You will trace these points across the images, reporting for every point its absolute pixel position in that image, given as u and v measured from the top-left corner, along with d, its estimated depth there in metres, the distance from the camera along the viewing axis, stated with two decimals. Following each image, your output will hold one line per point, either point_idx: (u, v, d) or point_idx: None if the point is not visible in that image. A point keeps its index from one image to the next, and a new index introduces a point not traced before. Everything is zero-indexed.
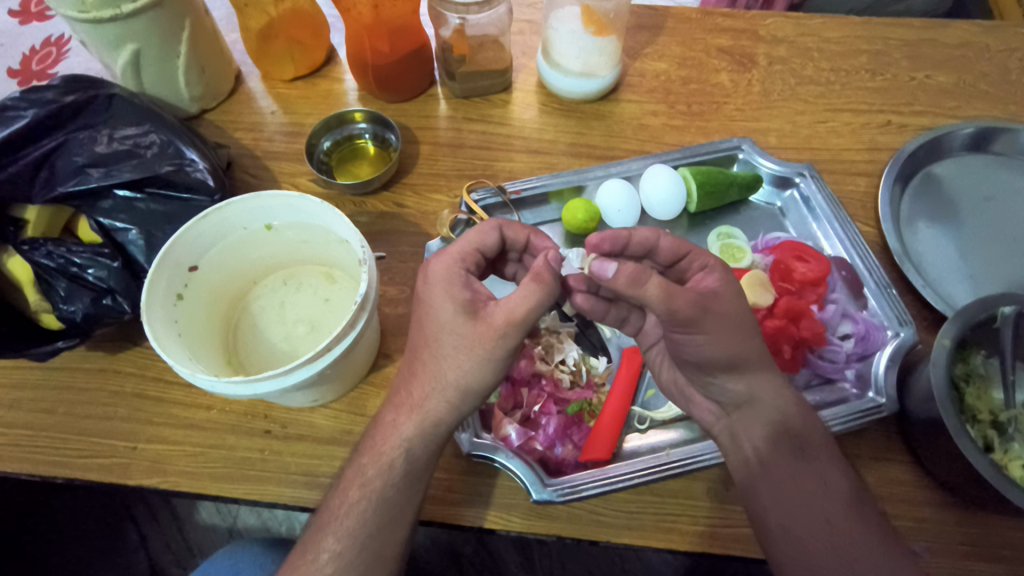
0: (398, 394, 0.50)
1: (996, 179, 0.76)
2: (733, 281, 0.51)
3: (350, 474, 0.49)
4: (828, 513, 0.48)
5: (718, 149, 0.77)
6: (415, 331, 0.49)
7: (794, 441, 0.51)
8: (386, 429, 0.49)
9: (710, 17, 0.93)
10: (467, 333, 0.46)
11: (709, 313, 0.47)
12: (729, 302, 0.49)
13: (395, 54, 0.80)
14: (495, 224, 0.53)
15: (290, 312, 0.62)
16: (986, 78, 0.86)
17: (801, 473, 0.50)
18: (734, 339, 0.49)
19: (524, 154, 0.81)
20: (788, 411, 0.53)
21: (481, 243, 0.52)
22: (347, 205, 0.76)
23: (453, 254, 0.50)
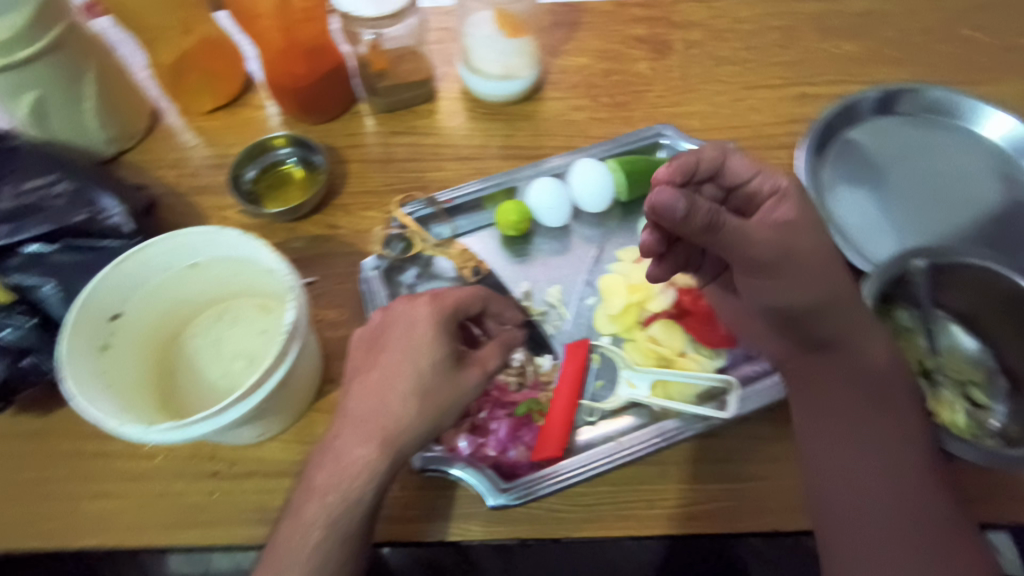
0: (356, 420, 0.48)
1: (905, 139, 0.79)
2: (804, 209, 0.54)
3: (309, 510, 0.46)
4: (889, 468, 0.51)
5: (641, 138, 0.78)
6: (390, 361, 0.49)
7: (877, 391, 0.53)
8: (355, 461, 0.47)
9: (623, 9, 0.95)
10: (451, 384, 0.50)
11: (785, 260, 0.53)
12: (809, 252, 0.53)
13: (314, 75, 0.78)
14: (481, 291, 0.56)
15: (227, 348, 0.60)
16: (890, 43, 0.90)
17: (872, 421, 0.53)
18: (814, 285, 0.53)
19: (453, 162, 0.81)
20: (874, 359, 0.54)
21: (462, 299, 0.54)
22: (280, 232, 0.75)
23: (445, 302, 0.52)
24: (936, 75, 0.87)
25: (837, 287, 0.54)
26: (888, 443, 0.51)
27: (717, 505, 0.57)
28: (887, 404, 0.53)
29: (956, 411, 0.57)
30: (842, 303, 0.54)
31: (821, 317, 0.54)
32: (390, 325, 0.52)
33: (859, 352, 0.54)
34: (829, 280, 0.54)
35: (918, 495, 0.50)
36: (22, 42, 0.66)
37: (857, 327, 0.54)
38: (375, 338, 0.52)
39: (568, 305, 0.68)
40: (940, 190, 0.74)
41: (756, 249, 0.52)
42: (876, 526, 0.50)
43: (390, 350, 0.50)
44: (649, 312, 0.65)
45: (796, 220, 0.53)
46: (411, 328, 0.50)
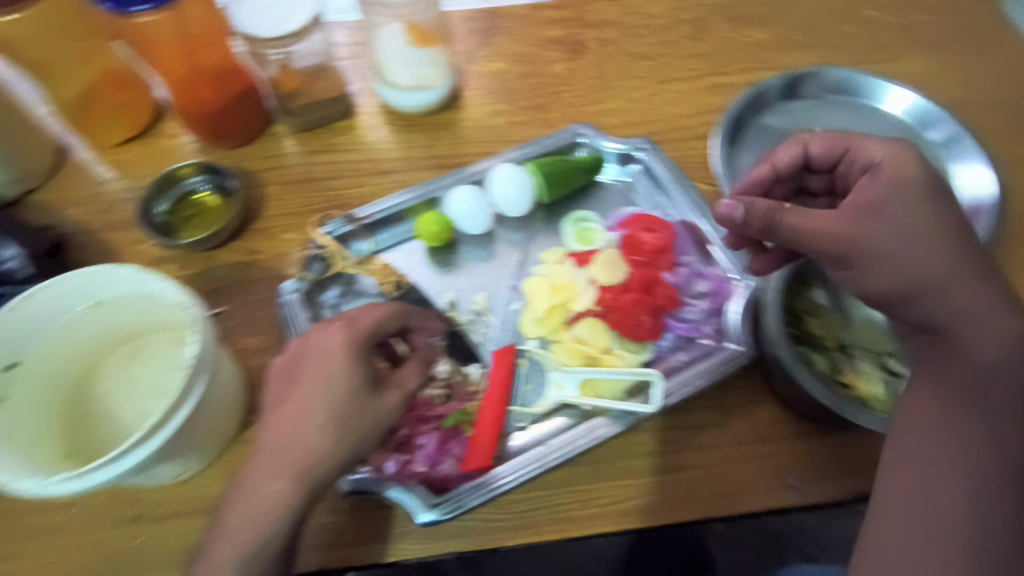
0: (268, 456, 0.47)
1: (813, 120, 0.80)
2: (902, 186, 0.52)
3: (221, 551, 0.45)
4: (978, 464, 0.46)
5: (559, 138, 0.78)
6: (305, 393, 0.48)
7: (983, 384, 0.49)
8: (269, 497, 0.45)
9: (538, 11, 0.95)
10: (368, 411, 0.49)
11: (914, 243, 0.50)
12: (941, 233, 0.51)
13: (220, 99, 0.76)
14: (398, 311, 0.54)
15: (144, 386, 0.58)
16: (797, 28, 0.92)
17: (964, 417, 0.48)
18: (917, 257, 0.50)
19: (375, 176, 0.80)
20: (978, 350, 0.49)
21: (377, 320, 0.52)
22: (198, 262, 0.73)
23: (359, 326, 0.51)
24: (842, 57, 0.89)
25: (973, 269, 0.50)
26: (968, 439, 0.47)
27: (652, 498, 0.57)
28: (990, 397, 0.48)
29: (874, 383, 0.59)
30: (959, 281, 0.50)
31: (930, 297, 0.50)
32: (304, 354, 0.50)
33: (980, 339, 0.49)
34: (975, 256, 0.51)
35: (983, 501, 0.45)
36: None
37: (964, 309, 0.50)
38: (290, 369, 0.50)
39: (494, 311, 0.67)
40: None
41: (887, 279, 0.51)
42: (934, 536, 0.45)
43: (305, 381, 0.48)
44: (575, 312, 0.65)
45: (889, 203, 0.51)
46: (325, 357, 0.49)
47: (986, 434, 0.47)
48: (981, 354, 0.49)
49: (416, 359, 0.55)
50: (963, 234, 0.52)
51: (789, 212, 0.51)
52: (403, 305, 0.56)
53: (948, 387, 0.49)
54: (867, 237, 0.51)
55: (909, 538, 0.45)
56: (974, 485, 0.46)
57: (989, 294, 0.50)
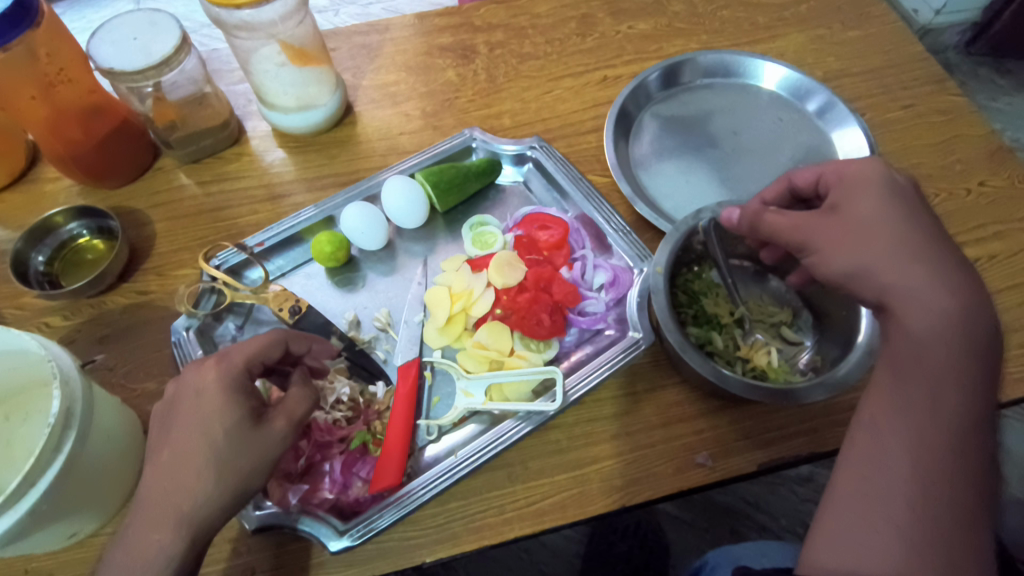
0: (147, 508, 0.45)
1: (696, 106, 0.82)
2: (863, 175, 0.48)
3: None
4: (937, 448, 0.39)
5: (451, 145, 0.78)
6: (180, 437, 0.47)
7: (946, 355, 0.40)
8: (147, 549, 0.44)
9: (425, 20, 0.95)
10: (250, 445, 0.47)
11: (864, 230, 0.45)
12: (878, 209, 0.45)
13: (93, 139, 0.74)
14: (280, 338, 0.54)
15: (17, 450, 0.54)
16: (679, 16, 0.94)
17: (923, 397, 0.40)
18: (862, 242, 0.44)
19: (269, 202, 0.78)
20: (929, 321, 0.41)
21: (258, 352, 0.51)
22: (85, 310, 0.70)
23: (234, 361, 0.50)
24: (723, 40, 0.92)
25: (914, 239, 0.43)
26: (925, 421, 0.39)
27: (567, 494, 0.57)
28: (951, 372, 0.40)
29: (770, 354, 0.60)
30: (900, 252, 0.43)
31: (872, 278, 0.44)
32: (179, 398, 0.49)
33: (931, 308, 0.41)
34: (917, 228, 0.44)
35: (945, 486, 0.38)
36: None
37: (910, 283, 0.42)
38: (166, 414, 0.49)
39: (397, 326, 0.66)
40: (736, 147, 0.79)
41: (838, 259, 0.46)
42: (874, 546, 0.37)
43: (179, 426, 0.47)
44: (475, 318, 0.65)
45: (850, 190, 0.47)
46: (198, 399, 0.48)
47: (947, 416, 0.39)
48: (933, 326, 0.41)
49: (307, 385, 0.54)
50: (911, 208, 0.45)
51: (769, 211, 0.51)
52: (284, 332, 0.55)
53: (905, 366, 0.41)
54: (820, 227, 0.47)
55: (853, 537, 0.38)
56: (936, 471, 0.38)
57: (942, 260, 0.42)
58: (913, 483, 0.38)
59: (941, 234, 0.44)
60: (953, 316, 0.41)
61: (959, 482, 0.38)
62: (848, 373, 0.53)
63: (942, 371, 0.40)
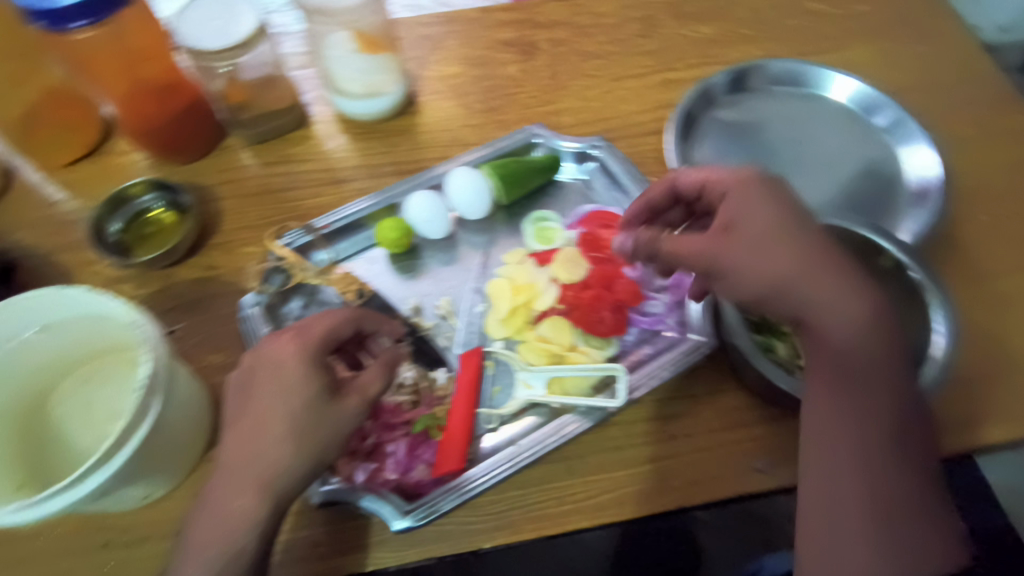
0: (231, 472, 0.47)
1: (763, 112, 0.83)
2: (751, 185, 0.51)
3: (189, 569, 0.45)
4: (873, 437, 0.46)
5: (515, 139, 0.79)
6: (261, 406, 0.48)
7: (864, 354, 0.47)
8: (234, 511, 0.46)
9: (489, 13, 0.95)
10: (326, 420, 0.49)
11: (776, 249, 0.47)
12: (780, 226, 0.48)
13: (168, 112, 0.75)
14: (354, 316, 0.55)
15: (99, 411, 0.57)
16: (744, 22, 0.94)
17: (854, 394, 0.47)
18: (763, 258, 0.47)
19: (333, 185, 0.79)
20: (845, 329, 0.47)
21: (334, 329, 0.52)
22: (155, 281, 0.72)
23: (312, 336, 0.51)
24: (786, 49, 0.92)
25: (821, 250, 0.47)
26: (864, 417, 0.47)
27: (624, 490, 0.58)
28: (868, 373, 0.47)
29: None
30: (811, 267, 0.46)
31: (790, 293, 0.47)
32: (258, 368, 0.50)
33: (849, 314, 0.46)
34: (820, 238, 0.48)
35: (889, 469, 0.46)
36: None
37: (824, 297, 0.46)
38: (245, 383, 0.50)
39: (458, 314, 0.67)
40: (801, 157, 0.79)
41: (751, 281, 0.47)
42: (846, 548, 0.45)
43: (259, 396, 0.49)
44: (538, 311, 0.66)
45: (745, 206, 0.49)
46: (277, 370, 0.49)
47: (874, 407, 0.47)
48: (851, 331, 0.47)
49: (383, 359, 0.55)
50: (797, 217, 0.49)
51: (666, 238, 0.52)
52: (355, 309, 0.56)
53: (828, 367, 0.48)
54: (727, 249, 0.48)
55: (828, 539, 0.46)
56: (878, 457, 0.46)
57: (841, 269, 0.47)
58: (863, 472, 0.46)
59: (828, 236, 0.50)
60: (865, 317, 0.47)
61: (897, 461, 0.46)
62: (932, 383, 0.54)
63: (863, 369, 0.47)
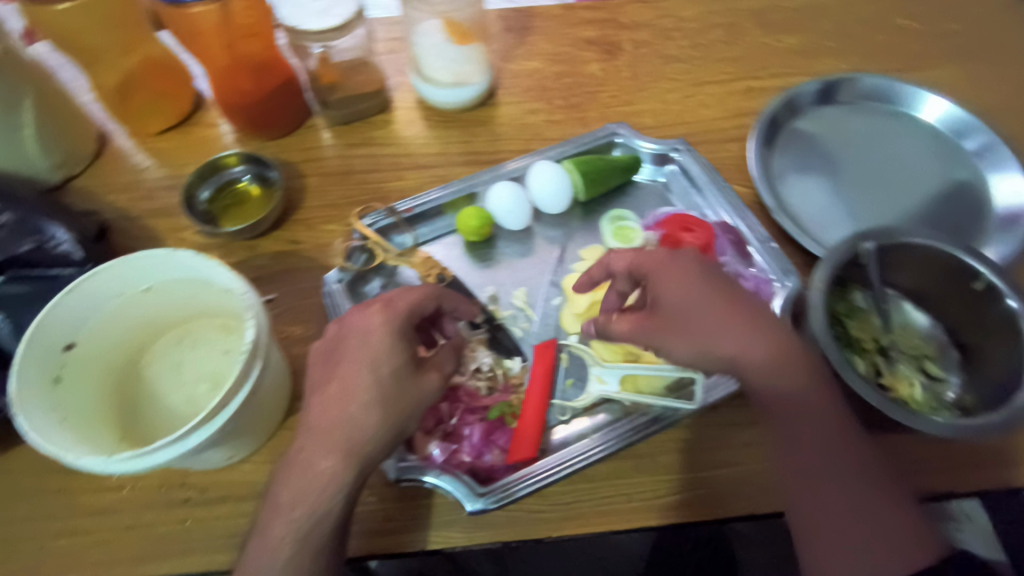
0: (317, 435, 0.47)
1: (848, 126, 0.82)
2: (660, 260, 0.56)
3: (277, 526, 0.46)
4: (831, 456, 0.49)
5: (596, 137, 0.79)
6: (348, 372, 0.49)
7: (793, 384, 0.51)
8: (320, 473, 0.46)
9: (572, 12, 0.96)
10: (411, 390, 0.50)
11: (693, 312, 0.53)
12: (690, 286, 0.53)
13: (261, 91, 0.77)
14: (434, 294, 0.56)
15: (189, 372, 0.59)
16: (829, 35, 0.93)
17: (799, 422, 0.51)
18: (686, 329, 0.53)
19: (413, 171, 0.81)
20: (765, 363, 0.51)
21: (418, 305, 0.54)
22: (239, 251, 0.74)
23: (398, 309, 0.52)
24: (873, 64, 0.90)
25: (727, 302, 0.53)
26: (812, 445, 0.50)
27: (695, 493, 0.58)
28: (799, 402, 0.51)
29: (913, 386, 0.59)
30: (717, 317, 0.52)
31: (714, 350, 0.52)
32: (346, 337, 0.51)
33: (766, 353, 0.51)
34: (727, 292, 0.54)
35: (854, 484, 0.49)
36: None
37: (736, 343, 0.52)
38: (332, 350, 0.51)
39: (535, 307, 0.68)
40: (885, 174, 0.78)
41: (682, 349, 0.53)
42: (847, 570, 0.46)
43: (347, 362, 0.49)
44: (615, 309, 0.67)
45: (657, 275, 0.55)
46: (366, 339, 0.50)
47: (822, 429, 0.50)
48: (773, 365, 0.51)
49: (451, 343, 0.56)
50: (706, 276, 0.54)
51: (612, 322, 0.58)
52: (435, 288, 0.57)
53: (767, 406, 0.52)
54: (656, 327, 0.54)
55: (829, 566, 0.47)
56: (837, 475, 0.49)
57: (742, 312, 0.53)
58: (834, 491, 0.49)
59: (736, 285, 0.56)
60: (781, 351, 0.52)
61: (861, 471, 0.49)
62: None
63: (795, 398, 0.51)
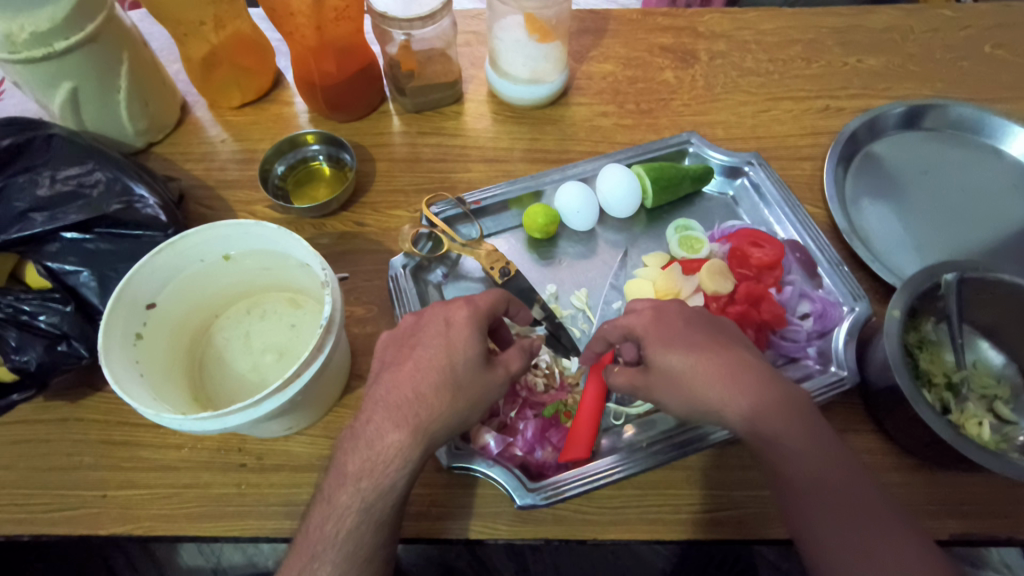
0: (388, 410, 0.48)
1: (929, 153, 0.80)
2: (641, 312, 0.55)
3: (343, 495, 0.47)
4: (827, 494, 0.45)
5: (668, 145, 0.79)
6: (424, 355, 0.50)
7: (782, 424, 0.48)
8: (388, 447, 0.47)
9: (650, 17, 0.95)
10: (482, 380, 0.50)
11: (675, 362, 0.51)
12: (669, 335, 0.52)
13: (343, 74, 0.78)
14: (508, 296, 0.57)
15: (256, 341, 0.63)
16: (914, 59, 0.91)
17: (791, 462, 0.47)
18: (673, 385, 0.51)
19: (481, 163, 0.81)
20: (744, 404, 0.49)
21: (494, 303, 0.54)
22: (307, 228, 0.76)
23: (479, 304, 0.53)
24: (958, 91, 0.87)
25: (708, 346, 0.51)
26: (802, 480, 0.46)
27: (746, 511, 0.57)
28: (783, 438, 0.47)
29: (982, 425, 0.57)
30: (691, 361, 0.50)
31: (700, 402, 0.50)
32: (424, 325, 0.52)
33: (752, 396, 0.49)
34: (707, 337, 0.52)
35: (860, 523, 0.44)
36: (61, 33, 0.65)
37: (716, 391, 0.49)
38: (408, 335, 0.52)
39: (595, 309, 0.68)
40: (965, 204, 0.76)
41: (675, 403, 0.51)
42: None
43: (424, 346, 0.51)
44: None
45: (639, 327, 0.54)
46: (446, 327, 0.51)
47: (815, 468, 0.46)
48: (757, 405, 0.48)
49: (519, 344, 0.55)
50: (685, 324, 0.53)
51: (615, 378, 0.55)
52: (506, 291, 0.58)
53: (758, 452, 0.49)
54: (650, 383, 0.52)
55: None
56: (837, 514, 0.45)
57: (716, 351, 0.51)
58: (840, 532, 0.44)
59: (722, 335, 0.53)
60: (759, 393, 0.49)
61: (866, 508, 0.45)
62: None
63: (785, 436, 0.47)
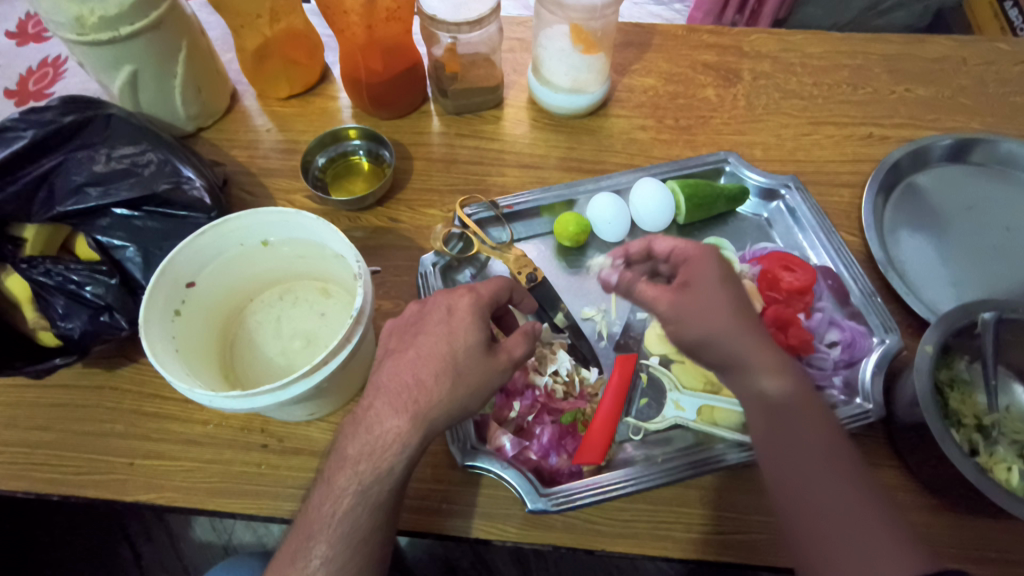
0: (392, 393, 0.49)
1: (975, 188, 0.79)
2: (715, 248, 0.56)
3: (341, 478, 0.48)
4: (803, 449, 0.46)
5: (706, 162, 0.78)
6: (425, 343, 0.51)
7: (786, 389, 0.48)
8: (387, 432, 0.48)
9: (695, 34, 0.95)
10: (483, 367, 0.50)
11: (719, 299, 0.51)
12: (717, 275, 0.52)
13: (389, 72, 0.80)
14: (510, 283, 0.58)
15: (287, 327, 0.64)
16: (964, 91, 0.89)
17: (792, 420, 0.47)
18: (709, 313, 0.51)
19: (516, 168, 0.82)
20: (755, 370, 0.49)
21: (497, 292, 0.56)
22: (342, 220, 0.77)
23: (481, 295, 0.54)
24: (1010, 127, 0.85)
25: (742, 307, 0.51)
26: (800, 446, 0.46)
27: (756, 536, 0.56)
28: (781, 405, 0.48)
29: (1012, 471, 0.55)
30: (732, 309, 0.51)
31: (717, 346, 0.50)
32: (427, 314, 0.53)
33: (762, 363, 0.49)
34: (742, 297, 0.52)
35: (823, 475, 0.44)
36: (128, 19, 0.68)
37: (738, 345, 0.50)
38: (413, 323, 0.53)
39: (616, 321, 0.68)
40: (1009, 243, 0.74)
41: (695, 330, 0.51)
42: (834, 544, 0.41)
43: (425, 334, 0.51)
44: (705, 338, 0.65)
45: (695, 263, 0.54)
46: (449, 316, 0.52)
47: (801, 433, 0.46)
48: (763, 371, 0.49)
49: (521, 327, 0.55)
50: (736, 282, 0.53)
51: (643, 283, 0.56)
52: (509, 279, 0.59)
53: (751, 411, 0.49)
54: (676, 300, 0.53)
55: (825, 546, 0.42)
56: (808, 469, 0.45)
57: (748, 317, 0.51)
58: (812, 495, 0.44)
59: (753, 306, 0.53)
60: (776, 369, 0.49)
61: (842, 477, 0.44)
62: None
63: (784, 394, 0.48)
